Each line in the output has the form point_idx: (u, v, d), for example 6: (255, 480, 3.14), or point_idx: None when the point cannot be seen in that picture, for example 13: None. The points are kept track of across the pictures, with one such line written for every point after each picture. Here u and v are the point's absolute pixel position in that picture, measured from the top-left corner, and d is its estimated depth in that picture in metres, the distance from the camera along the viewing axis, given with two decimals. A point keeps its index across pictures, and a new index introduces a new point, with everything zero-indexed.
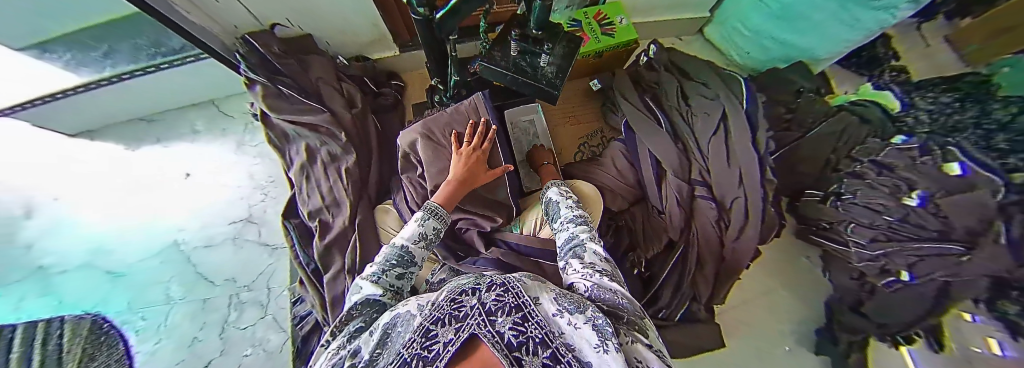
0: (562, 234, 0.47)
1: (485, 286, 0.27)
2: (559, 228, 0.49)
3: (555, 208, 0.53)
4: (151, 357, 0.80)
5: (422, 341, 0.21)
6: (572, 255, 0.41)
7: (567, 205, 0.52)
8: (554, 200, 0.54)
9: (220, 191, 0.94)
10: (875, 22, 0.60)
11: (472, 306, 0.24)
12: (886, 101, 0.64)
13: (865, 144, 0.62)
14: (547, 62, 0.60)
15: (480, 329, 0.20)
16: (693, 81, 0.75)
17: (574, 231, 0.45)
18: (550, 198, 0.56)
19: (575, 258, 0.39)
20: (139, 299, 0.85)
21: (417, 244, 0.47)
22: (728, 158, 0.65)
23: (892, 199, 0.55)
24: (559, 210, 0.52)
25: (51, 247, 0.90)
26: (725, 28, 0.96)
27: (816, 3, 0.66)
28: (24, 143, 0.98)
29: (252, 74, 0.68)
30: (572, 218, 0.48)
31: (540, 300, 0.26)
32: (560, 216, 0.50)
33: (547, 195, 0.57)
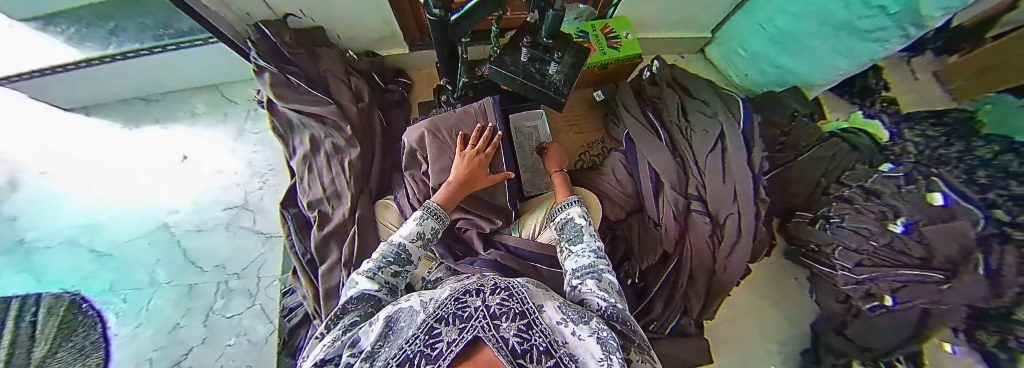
0: (579, 260, 0.46)
1: (488, 288, 0.28)
2: (575, 251, 0.48)
3: (573, 228, 0.51)
4: (129, 342, 0.77)
5: (426, 338, 0.22)
6: (587, 276, 0.41)
7: (586, 228, 0.51)
8: (575, 220, 0.52)
9: (216, 176, 0.93)
10: (870, 54, 0.63)
11: (476, 308, 0.24)
12: (877, 131, 0.66)
13: (854, 170, 0.64)
14: (555, 70, 0.62)
15: (484, 333, 0.21)
16: (693, 99, 0.78)
17: (590, 258, 0.45)
18: (569, 215, 0.53)
19: (594, 280, 0.40)
20: (123, 280, 0.83)
21: (416, 243, 0.49)
22: (725, 176, 0.67)
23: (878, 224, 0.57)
24: (578, 232, 0.50)
25: (37, 221, 0.87)
26: (726, 49, 1.00)
27: (815, 31, 0.70)
28: (18, 114, 0.96)
29: (261, 61, 0.68)
30: (590, 245, 0.48)
31: (545, 308, 0.28)
32: (582, 239, 0.49)
33: (567, 211, 0.54)
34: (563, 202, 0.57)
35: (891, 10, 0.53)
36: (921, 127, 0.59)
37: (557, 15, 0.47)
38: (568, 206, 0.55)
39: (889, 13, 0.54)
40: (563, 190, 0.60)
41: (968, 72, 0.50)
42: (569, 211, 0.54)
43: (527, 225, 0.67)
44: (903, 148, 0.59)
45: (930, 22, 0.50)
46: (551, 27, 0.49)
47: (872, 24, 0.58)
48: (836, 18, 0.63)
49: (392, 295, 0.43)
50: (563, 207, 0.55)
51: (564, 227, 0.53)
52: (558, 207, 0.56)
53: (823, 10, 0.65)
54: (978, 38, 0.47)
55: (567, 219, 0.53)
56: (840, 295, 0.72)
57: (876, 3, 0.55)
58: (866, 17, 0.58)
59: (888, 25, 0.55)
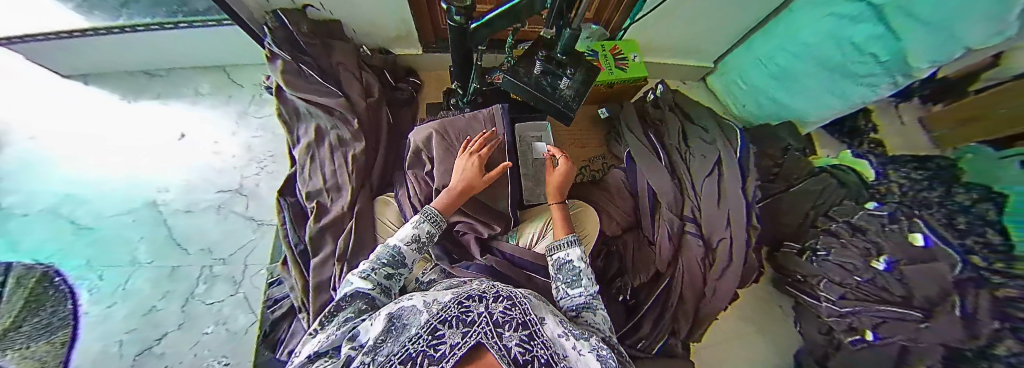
0: (575, 301, 0.44)
1: (491, 295, 0.28)
2: (571, 291, 0.46)
3: (570, 270, 0.48)
4: (100, 321, 0.74)
5: (429, 339, 0.22)
6: (582, 311, 0.41)
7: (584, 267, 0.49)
8: (574, 261, 0.49)
9: (212, 157, 0.91)
10: (861, 97, 0.66)
11: (479, 313, 0.24)
12: (863, 170, 0.69)
13: (841, 206, 0.67)
14: (566, 85, 0.64)
15: (487, 339, 0.21)
16: (694, 125, 0.80)
17: (586, 297, 0.45)
18: (568, 256, 0.50)
19: (589, 312, 0.42)
20: (102, 257, 0.80)
21: (410, 246, 0.49)
22: (719, 201, 0.69)
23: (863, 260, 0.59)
24: (576, 273, 0.48)
25: (17, 186, 0.84)
26: (727, 80, 1.04)
27: (810, 71, 0.74)
28: (13, 76, 0.94)
29: (275, 48, 0.69)
30: (588, 287, 0.46)
31: (546, 322, 0.28)
32: (580, 286, 0.46)
33: (566, 251, 0.51)
34: (563, 239, 0.53)
35: (882, 58, 0.57)
36: (908, 168, 0.58)
37: (573, 35, 0.50)
38: (568, 245, 0.52)
39: (880, 61, 0.58)
40: (563, 227, 0.56)
41: (954, 120, 0.50)
42: (568, 252, 0.50)
43: (526, 232, 0.68)
44: (887, 188, 0.61)
45: (918, 73, 0.54)
46: (567, 45, 0.51)
47: (864, 69, 0.62)
48: (833, 60, 0.67)
49: (386, 296, 0.42)
50: (563, 245, 0.51)
51: (560, 269, 0.50)
52: (556, 244, 0.52)
53: (818, 52, 0.69)
54: (963, 88, 0.48)
55: (565, 259, 0.50)
56: (824, 326, 0.74)
57: (868, 51, 0.59)
58: (858, 62, 0.62)
59: (878, 71, 0.59)
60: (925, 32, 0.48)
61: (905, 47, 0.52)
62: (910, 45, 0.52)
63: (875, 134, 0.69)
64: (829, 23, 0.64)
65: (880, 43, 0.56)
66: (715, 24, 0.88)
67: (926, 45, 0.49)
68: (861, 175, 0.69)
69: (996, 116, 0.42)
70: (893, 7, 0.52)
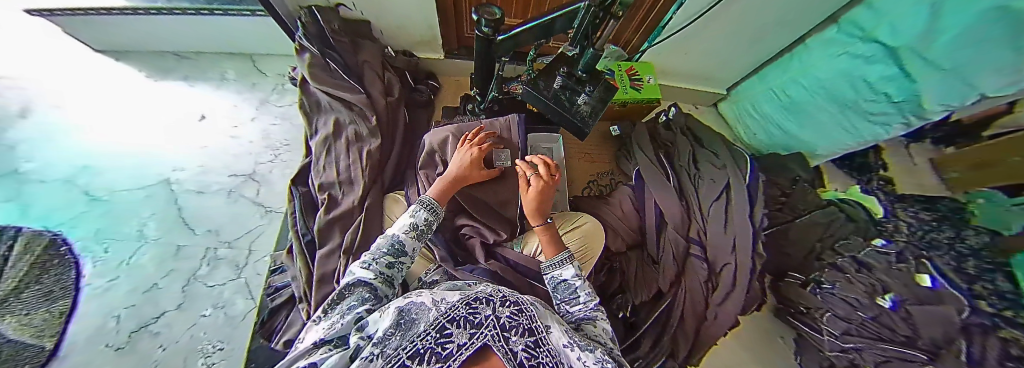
0: (574, 318, 0.43)
1: (498, 299, 0.29)
2: (571, 307, 0.46)
3: (566, 288, 0.48)
4: (101, 294, 0.74)
5: (436, 336, 0.23)
6: (579, 320, 0.42)
7: (580, 281, 0.48)
8: (568, 278, 0.49)
9: (229, 141, 0.93)
10: (872, 134, 0.66)
11: (487, 316, 0.25)
12: (873, 206, 0.69)
13: (848, 240, 0.67)
14: (583, 101, 0.66)
15: (493, 342, 0.22)
16: (704, 149, 0.81)
17: (585, 310, 0.44)
18: (562, 274, 0.49)
19: (591, 325, 0.40)
20: (111, 229, 0.81)
21: (408, 234, 0.49)
22: (726, 226, 0.69)
23: (868, 296, 0.59)
24: (573, 288, 0.47)
25: (34, 152, 0.86)
26: (740, 109, 1.05)
27: (821, 105, 0.74)
28: (47, 47, 0.97)
29: (305, 42, 0.71)
30: (586, 301, 0.46)
31: (553, 330, 0.29)
32: (577, 301, 0.46)
33: (558, 271, 0.50)
34: (552, 261, 0.51)
35: (895, 98, 0.58)
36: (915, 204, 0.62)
37: (595, 54, 0.55)
38: (561, 264, 0.50)
39: (894, 101, 0.59)
40: (552, 250, 0.53)
41: (967, 163, 0.54)
42: (560, 271, 0.49)
43: (530, 242, 0.67)
44: (895, 226, 0.63)
45: (931, 114, 0.54)
46: (588, 63, 0.57)
47: (876, 108, 0.62)
48: (844, 97, 0.68)
49: (389, 286, 0.44)
50: (554, 266, 0.50)
51: (557, 290, 0.49)
52: (550, 265, 0.51)
53: (831, 87, 0.70)
54: (975, 133, 0.51)
55: (560, 278, 0.49)
56: (825, 361, 0.73)
57: (882, 90, 0.60)
58: (871, 100, 0.62)
59: (892, 111, 0.60)
60: (939, 78, 0.50)
61: (918, 89, 0.53)
62: (923, 88, 0.53)
63: (883, 171, 0.71)
64: (843, 61, 0.66)
65: (892, 84, 0.57)
66: (730, 53, 0.91)
67: (939, 89, 0.50)
68: (869, 211, 0.69)
69: (1006, 164, 0.45)
70: (908, 49, 0.53)
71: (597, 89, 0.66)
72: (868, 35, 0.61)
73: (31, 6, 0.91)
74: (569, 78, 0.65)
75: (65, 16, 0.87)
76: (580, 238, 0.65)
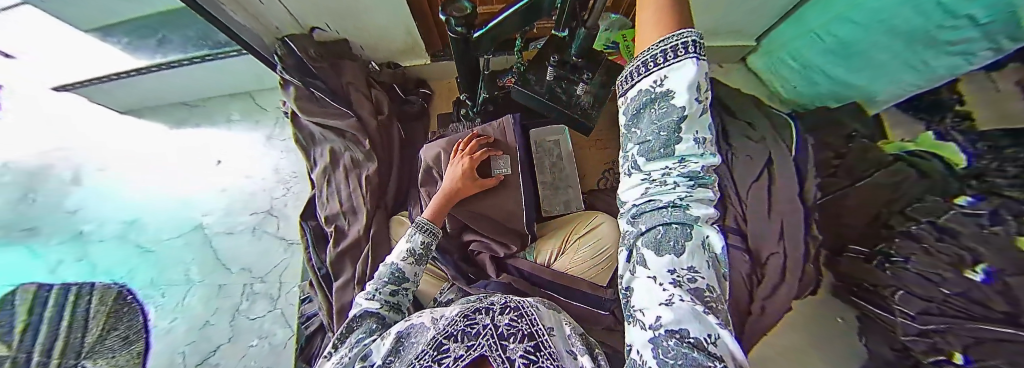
0: (642, 211, 0.19)
1: (499, 308, 0.36)
2: (644, 168, 0.18)
3: (659, 114, 0.16)
4: (165, 335, 0.83)
5: (434, 353, 0.30)
6: (652, 233, 0.18)
7: (702, 106, 0.15)
8: (672, 97, 0.15)
9: (246, 180, 0.98)
10: (949, 68, 0.46)
11: (486, 325, 0.32)
12: (953, 155, 0.46)
13: (924, 201, 0.49)
14: (582, 91, 0.61)
15: (490, 351, 0.29)
16: (737, 120, 0.68)
17: (680, 186, 0.16)
18: (662, 83, 0.16)
19: (660, 249, 0.18)
20: (162, 276, 0.89)
21: (407, 262, 0.50)
22: (770, 207, 0.58)
23: (953, 269, 0.43)
24: (672, 133, 0.16)
25: (91, 215, 0.95)
26: (772, 61, 0.87)
27: (883, 43, 0.54)
28: (77, 116, 1.05)
29: (287, 75, 0.70)
30: (681, 168, 0.16)
31: (555, 334, 0.35)
32: (666, 156, 0.17)
33: (660, 72, 0.16)
34: (657, 53, 0.16)
35: (980, 20, 0.37)
36: (998, 145, 0.39)
37: (588, 33, 0.46)
38: (668, 59, 0.15)
39: (978, 24, 0.38)
40: (663, 21, 0.17)
41: None
42: (663, 77, 0.15)
43: (544, 250, 0.63)
44: None
45: None
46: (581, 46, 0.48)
47: (953, 35, 0.42)
48: (909, 25, 0.48)
49: (397, 312, 0.47)
50: (656, 61, 0.16)
51: (641, 116, 0.18)
52: (647, 51, 0.17)
53: (890, 17, 0.50)
54: None
55: (653, 90, 0.16)
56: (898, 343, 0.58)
57: (963, 11, 0.39)
58: (947, 25, 0.42)
59: (975, 37, 0.39)
60: None
61: (1012, 4, 0.32)
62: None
63: (957, 105, 0.46)
64: None
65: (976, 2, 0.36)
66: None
67: None
68: (950, 163, 0.46)
69: None
70: None
71: (597, 75, 0.60)
72: None
73: (59, 83, 0.99)
74: (563, 66, 0.58)
75: (87, 87, 0.94)
76: (585, 235, 0.61)
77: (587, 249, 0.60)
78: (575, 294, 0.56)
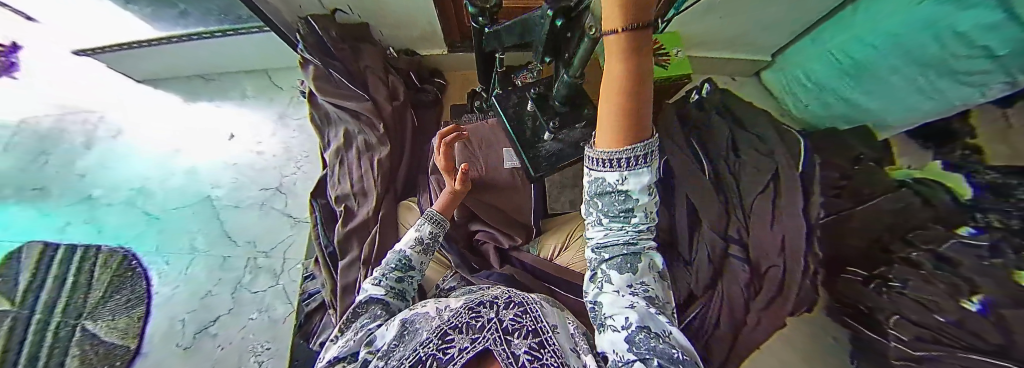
0: (606, 247, 0.28)
1: (503, 302, 0.37)
2: (607, 223, 0.27)
3: (616, 202, 0.25)
4: (165, 302, 0.84)
5: (439, 343, 0.30)
6: (620, 259, 0.27)
7: (649, 196, 0.24)
8: (629, 192, 0.23)
9: (257, 156, 0.99)
10: (961, 97, 0.46)
11: (490, 319, 0.33)
12: (958, 185, 0.45)
13: (923, 230, 0.48)
14: (550, 141, 0.52)
15: (494, 345, 0.29)
16: (746, 132, 0.68)
17: (633, 233, 0.27)
18: (623, 182, 0.23)
19: (623, 271, 0.27)
20: (167, 244, 0.90)
21: (415, 250, 0.51)
22: (773, 218, 0.59)
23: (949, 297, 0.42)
24: (630, 210, 0.25)
25: (103, 179, 0.96)
26: (784, 76, 0.88)
27: (896, 66, 0.54)
28: (96, 80, 1.05)
29: (307, 54, 0.71)
30: (631, 226, 0.26)
31: (558, 331, 0.35)
32: (623, 221, 0.26)
33: (620, 173, 0.22)
34: (619, 156, 0.21)
35: (997, 53, 0.37)
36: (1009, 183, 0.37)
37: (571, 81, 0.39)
38: (629, 170, 0.22)
39: (993, 56, 0.38)
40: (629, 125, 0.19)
41: None
42: (622, 178, 0.23)
43: (548, 244, 0.63)
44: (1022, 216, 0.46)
45: None
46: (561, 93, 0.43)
47: (969, 65, 0.42)
48: (926, 54, 0.48)
49: (401, 300, 0.47)
50: (622, 170, 0.22)
51: (602, 194, 0.25)
52: (617, 155, 0.21)
53: (906, 40, 0.50)
54: None
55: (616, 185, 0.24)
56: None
57: (979, 43, 0.39)
58: (964, 55, 0.42)
59: (987, 67, 0.40)
60: None
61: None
62: None
63: (969, 138, 0.46)
64: (920, 9, 0.46)
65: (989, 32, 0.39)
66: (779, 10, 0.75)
67: None
68: (954, 193, 0.45)
69: None
70: None
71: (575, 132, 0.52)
72: None
73: (80, 47, 1.01)
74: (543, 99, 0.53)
75: (116, 52, 0.95)
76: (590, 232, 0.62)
77: None
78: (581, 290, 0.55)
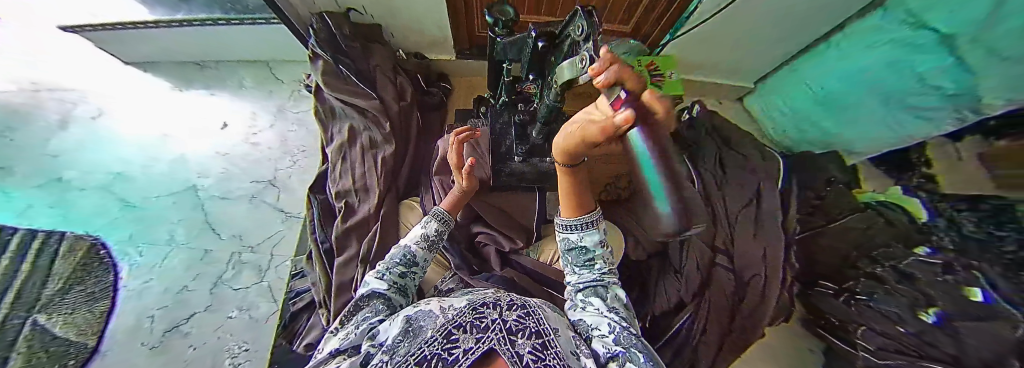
0: (585, 282, 0.44)
1: (505, 304, 0.35)
2: (578, 271, 0.45)
3: (581, 254, 0.45)
4: (136, 297, 0.77)
5: (444, 342, 0.28)
6: (589, 288, 0.43)
7: (602, 248, 0.45)
8: (587, 246, 0.44)
9: (251, 148, 0.96)
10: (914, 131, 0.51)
11: (493, 320, 0.31)
12: (914, 209, 0.50)
13: (888, 248, 0.53)
14: (520, 160, 0.59)
15: (500, 345, 0.27)
16: (732, 151, 0.73)
17: (597, 273, 0.44)
18: (582, 240, 0.44)
19: (596, 296, 0.42)
20: (142, 234, 0.84)
21: (420, 246, 0.52)
22: (756, 231, 0.63)
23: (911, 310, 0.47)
24: (591, 257, 0.44)
25: (79, 161, 0.89)
26: (766, 101, 0.95)
27: (859, 98, 0.61)
28: (87, 62, 1.03)
29: (318, 49, 0.72)
30: (596, 266, 0.44)
31: (560, 334, 0.34)
32: (590, 266, 0.45)
33: (579, 235, 0.44)
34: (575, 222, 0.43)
35: (947, 90, 0.45)
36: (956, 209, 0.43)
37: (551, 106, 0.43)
38: (584, 232, 0.44)
39: (942, 92, 0.46)
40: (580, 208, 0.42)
41: None
42: (581, 237, 0.44)
43: (548, 248, 0.65)
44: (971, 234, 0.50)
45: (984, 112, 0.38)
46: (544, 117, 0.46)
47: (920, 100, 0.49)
48: (886, 89, 0.56)
49: (403, 296, 0.46)
50: (580, 231, 0.44)
51: (569, 250, 0.46)
52: (575, 223, 0.43)
53: (870, 75, 0.59)
54: None
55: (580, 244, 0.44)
56: None
57: (932, 82, 0.47)
58: (916, 92, 0.50)
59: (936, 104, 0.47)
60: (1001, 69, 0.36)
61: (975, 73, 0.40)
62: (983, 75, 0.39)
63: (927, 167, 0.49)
64: (889, 49, 0.55)
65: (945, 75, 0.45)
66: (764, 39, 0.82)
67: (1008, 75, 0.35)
68: (911, 215, 0.50)
69: None
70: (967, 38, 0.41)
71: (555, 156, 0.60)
72: (920, 20, 0.49)
73: (69, 24, 0.97)
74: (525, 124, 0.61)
75: (117, 31, 0.93)
76: None
77: None
78: None
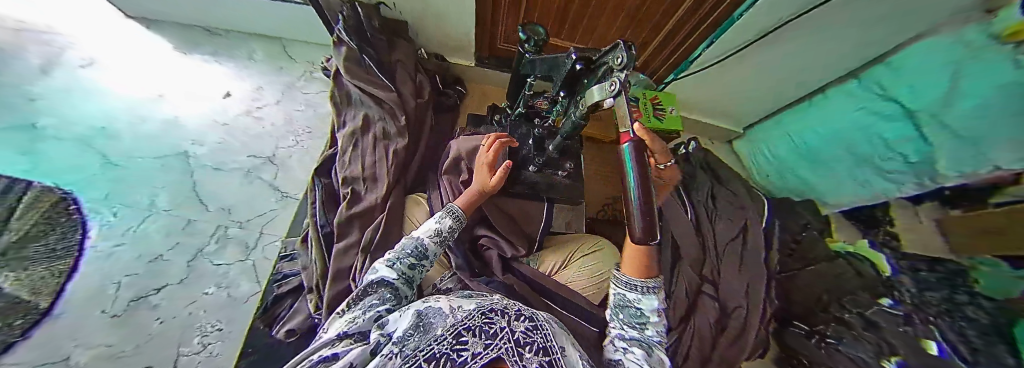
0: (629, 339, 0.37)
1: (513, 314, 0.31)
2: (626, 327, 0.38)
3: (635, 314, 0.37)
4: (104, 259, 0.70)
5: (451, 342, 0.25)
6: (636, 345, 0.36)
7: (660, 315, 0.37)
8: (645, 303, 0.36)
9: (255, 122, 0.95)
10: (885, 189, 0.58)
11: (503, 328, 0.28)
12: (879, 262, 0.56)
13: (854, 295, 0.57)
14: (533, 170, 0.63)
15: (507, 355, 0.24)
16: (723, 187, 0.78)
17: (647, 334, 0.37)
18: (641, 300, 0.36)
19: (640, 352, 0.35)
20: (118, 194, 0.78)
21: (433, 240, 0.52)
22: (740, 265, 0.68)
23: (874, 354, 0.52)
24: (644, 316, 0.37)
25: (55, 107, 0.83)
26: (752, 145, 1.04)
27: (836, 154, 0.69)
28: (86, 10, 0.99)
29: (344, 35, 0.73)
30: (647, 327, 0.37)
31: (567, 353, 0.31)
32: (642, 326, 0.37)
33: (641, 293, 0.36)
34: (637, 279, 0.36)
35: (911, 158, 0.52)
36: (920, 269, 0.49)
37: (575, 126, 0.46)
38: (646, 290, 0.36)
39: (909, 161, 0.53)
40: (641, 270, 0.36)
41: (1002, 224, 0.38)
42: (640, 298, 0.36)
43: (546, 259, 0.68)
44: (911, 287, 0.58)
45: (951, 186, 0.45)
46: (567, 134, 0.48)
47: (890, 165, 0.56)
48: (859, 151, 0.63)
49: (408, 287, 0.46)
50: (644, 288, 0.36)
51: (622, 304, 0.38)
52: (636, 278, 0.36)
53: (845, 136, 0.67)
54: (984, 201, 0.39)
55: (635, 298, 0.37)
56: None
57: (899, 150, 0.55)
58: (888, 158, 0.57)
59: (904, 170, 0.54)
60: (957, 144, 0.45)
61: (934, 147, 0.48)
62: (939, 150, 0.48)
63: (891, 225, 0.56)
64: (861, 117, 0.63)
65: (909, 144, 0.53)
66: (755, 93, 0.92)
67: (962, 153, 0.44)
68: (875, 268, 0.57)
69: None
70: (927, 113, 0.50)
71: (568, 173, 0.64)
72: (888, 93, 0.58)
73: None
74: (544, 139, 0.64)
75: None
76: (589, 254, 0.67)
77: (586, 268, 0.65)
78: (576, 309, 0.58)
